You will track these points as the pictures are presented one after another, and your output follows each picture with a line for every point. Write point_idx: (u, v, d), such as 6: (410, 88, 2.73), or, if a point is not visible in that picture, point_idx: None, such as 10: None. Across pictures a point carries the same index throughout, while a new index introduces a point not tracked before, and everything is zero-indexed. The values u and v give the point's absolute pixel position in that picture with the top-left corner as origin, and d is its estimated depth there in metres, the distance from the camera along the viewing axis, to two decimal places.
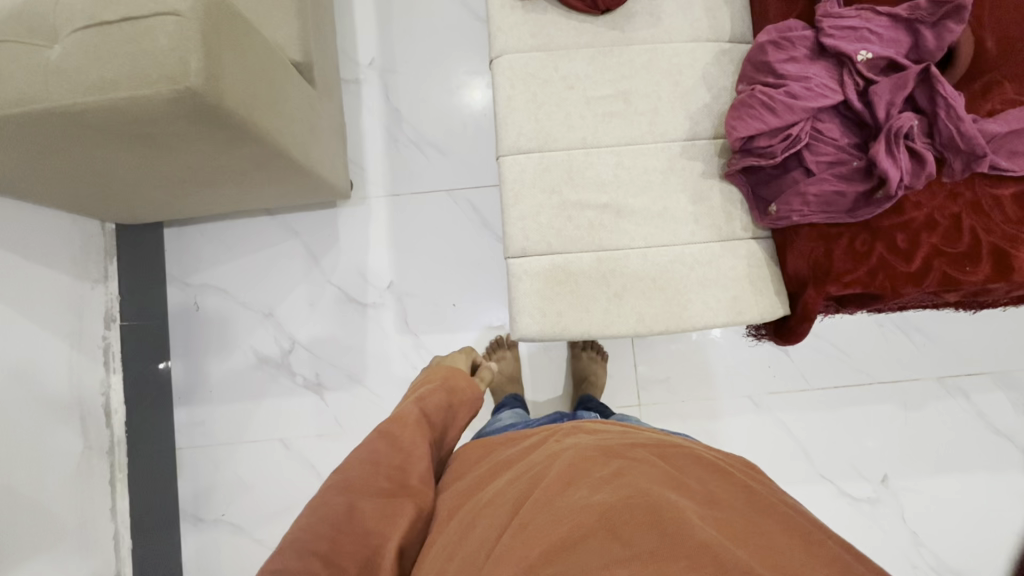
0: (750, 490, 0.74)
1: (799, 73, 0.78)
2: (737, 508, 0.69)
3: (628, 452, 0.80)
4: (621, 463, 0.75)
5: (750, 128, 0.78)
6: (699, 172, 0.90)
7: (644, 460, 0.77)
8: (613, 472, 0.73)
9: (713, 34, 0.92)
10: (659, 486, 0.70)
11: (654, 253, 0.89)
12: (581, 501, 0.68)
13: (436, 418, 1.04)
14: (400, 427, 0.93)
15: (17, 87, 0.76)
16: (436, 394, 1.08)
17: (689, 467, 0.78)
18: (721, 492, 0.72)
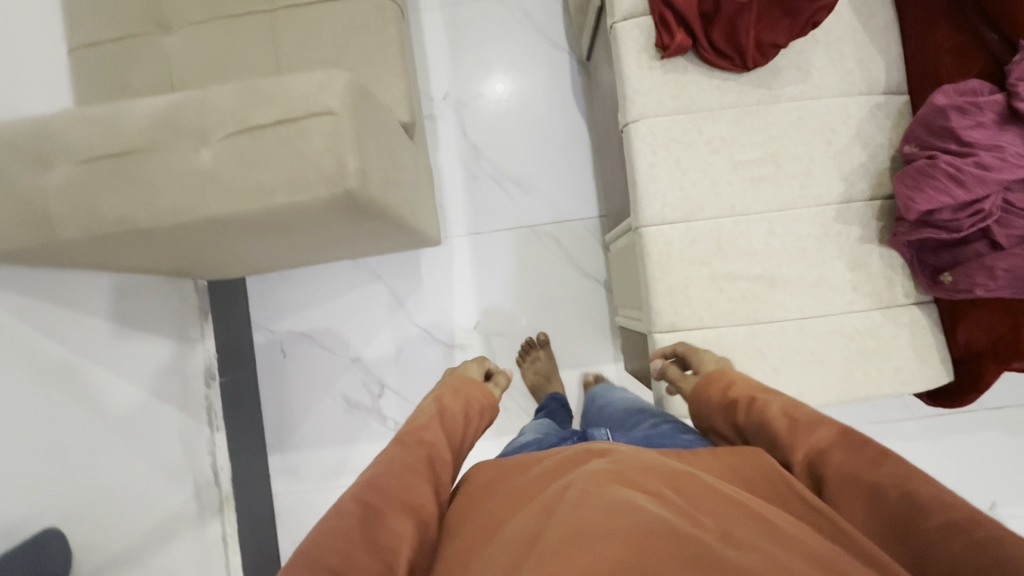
0: (781, 514, 0.54)
1: (988, 141, 0.73)
2: (755, 536, 0.49)
3: (632, 475, 0.58)
4: (629, 485, 0.56)
5: (934, 202, 0.74)
6: (856, 236, 0.86)
7: (652, 482, 0.57)
8: (623, 491, 0.54)
9: (867, 87, 0.86)
10: (671, 511, 0.51)
11: (812, 324, 0.85)
12: (589, 528, 0.50)
13: (455, 431, 0.84)
14: (419, 443, 0.74)
15: (172, 200, 0.71)
16: (454, 406, 0.89)
17: (698, 495, 0.56)
18: (735, 521, 0.51)
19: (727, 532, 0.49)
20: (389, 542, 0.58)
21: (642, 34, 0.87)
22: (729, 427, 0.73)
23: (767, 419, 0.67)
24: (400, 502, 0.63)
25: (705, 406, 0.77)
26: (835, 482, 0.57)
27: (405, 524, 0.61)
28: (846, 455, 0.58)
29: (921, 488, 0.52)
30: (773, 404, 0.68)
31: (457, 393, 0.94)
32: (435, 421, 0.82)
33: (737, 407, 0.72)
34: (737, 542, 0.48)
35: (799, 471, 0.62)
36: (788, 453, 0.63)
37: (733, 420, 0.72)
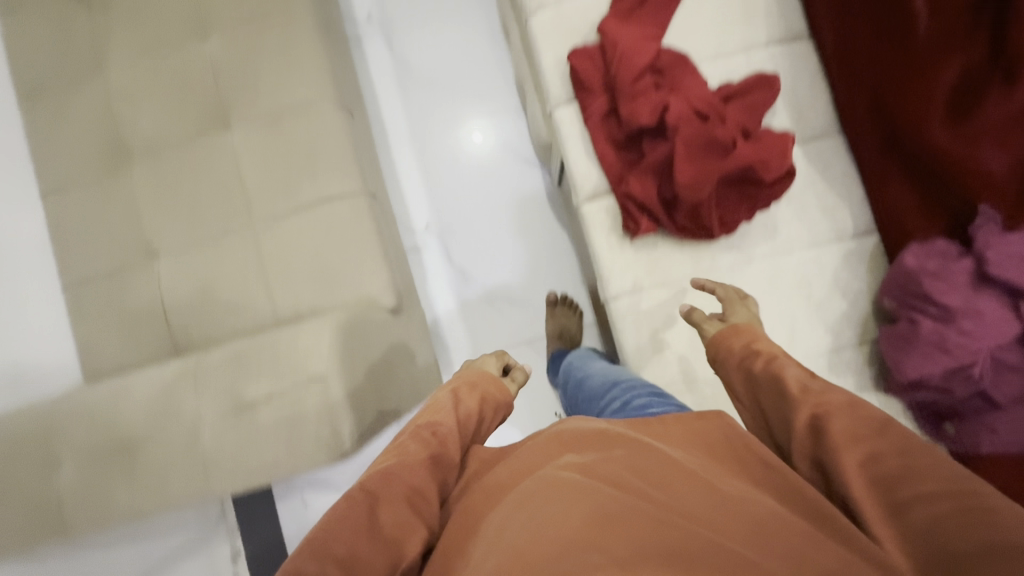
0: (736, 483, 0.49)
1: (967, 308, 0.72)
2: (705, 513, 0.45)
3: (600, 466, 0.51)
4: (586, 467, 0.51)
5: (921, 372, 0.74)
6: (852, 387, 0.85)
7: (613, 459, 0.52)
8: (587, 479, 0.49)
9: (836, 235, 0.87)
10: (634, 496, 0.46)
11: None
12: (543, 521, 0.45)
13: (467, 427, 0.69)
14: (427, 440, 0.63)
15: (179, 486, 0.74)
16: (472, 405, 0.72)
17: (650, 469, 0.50)
18: (699, 503, 0.46)
19: (680, 509, 0.45)
20: (391, 530, 0.52)
21: (609, 216, 0.88)
22: (742, 382, 0.64)
23: (783, 377, 0.58)
24: (403, 492, 0.55)
25: (720, 355, 0.67)
26: (836, 442, 0.48)
27: (397, 510, 0.54)
28: (852, 419, 0.49)
29: (922, 460, 0.44)
30: (788, 368, 0.59)
31: (474, 391, 0.75)
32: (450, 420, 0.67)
33: (753, 361, 0.63)
34: (689, 518, 0.44)
35: (799, 435, 0.52)
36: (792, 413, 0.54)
37: (751, 378, 0.62)
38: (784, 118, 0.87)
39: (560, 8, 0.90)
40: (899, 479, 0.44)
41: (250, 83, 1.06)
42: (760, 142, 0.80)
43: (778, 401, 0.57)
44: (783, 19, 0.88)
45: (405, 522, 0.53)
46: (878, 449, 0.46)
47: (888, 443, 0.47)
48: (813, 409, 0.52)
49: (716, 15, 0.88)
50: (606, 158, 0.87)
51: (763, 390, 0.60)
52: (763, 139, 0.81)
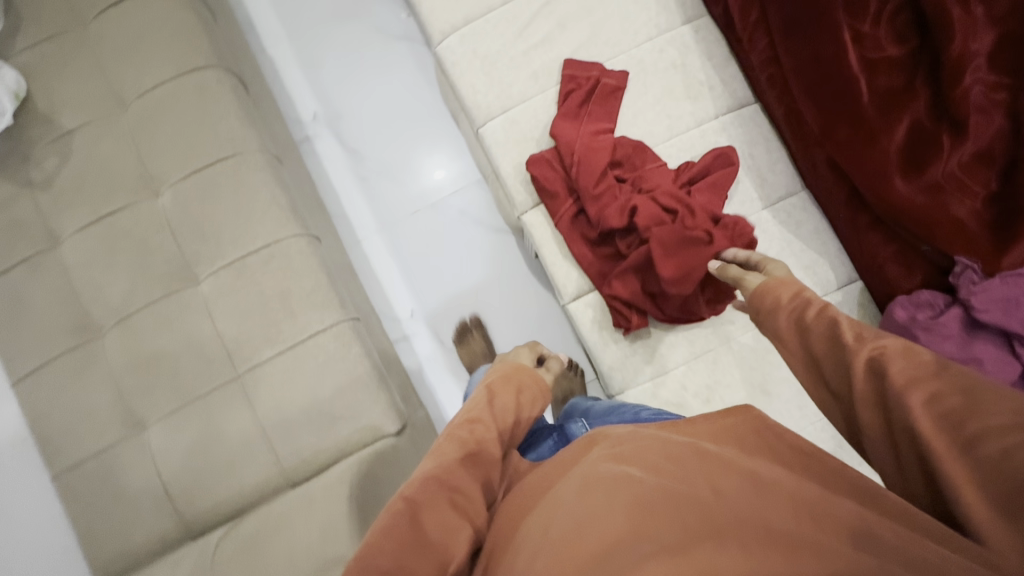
0: (775, 467, 0.44)
1: (965, 355, 0.72)
2: (744, 494, 0.41)
3: (630, 456, 0.50)
4: (623, 458, 0.49)
5: None
6: None
7: (654, 453, 0.49)
8: (616, 467, 0.48)
9: (822, 289, 0.86)
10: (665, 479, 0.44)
11: None
12: (581, 515, 0.43)
13: (506, 420, 0.69)
14: (468, 446, 0.62)
15: None
16: (508, 396, 0.73)
17: (677, 455, 0.48)
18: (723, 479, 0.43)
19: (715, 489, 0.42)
20: (437, 538, 0.52)
21: (596, 312, 0.88)
22: (790, 333, 0.57)
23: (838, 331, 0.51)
24: (445, 495, 0.56)
25: (766, 308, 0.61)
26: (899, 385, 0.43)
27: (440, 513, 0.54)
28: (911, 362, 0.44)
29: (997, 402, 0.38)
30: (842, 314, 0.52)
31: (511, 386, 0.75)
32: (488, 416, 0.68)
33: (805, 311, 0.56)
34: (730, 499, 0.40)
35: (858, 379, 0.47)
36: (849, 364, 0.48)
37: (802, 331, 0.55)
38: (747, 185, 0.89)
39: (508, 115, 0.91)
40: (965, 424, 0.38)
41: (208, 229, 1.03)
42: (731, 227, 0.80)
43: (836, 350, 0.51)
44: (726, 89, 0.90)
45: (449, 529, 0.53)
46: (949, 394, 0.40)
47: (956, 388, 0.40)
48: (875, 357, 0.46)
49: (661, 97, 0.90)
50: (585, 260, 0.87)
51: (815, 338, 0.53)
52: (733, 222, 0.80)
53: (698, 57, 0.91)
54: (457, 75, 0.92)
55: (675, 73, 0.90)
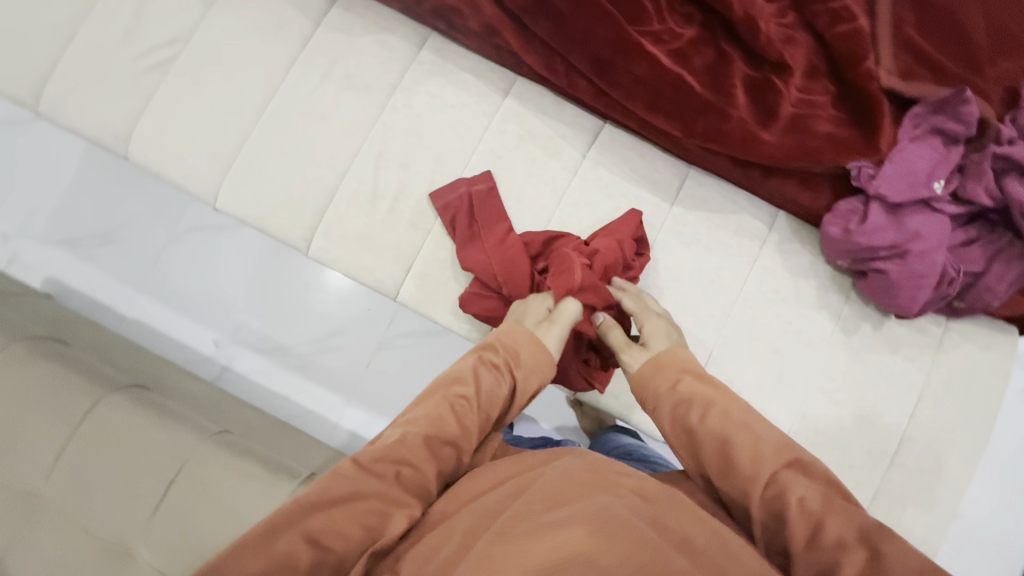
0: (725, 530, 0.53)
1: (904, 235, 0.79)
2: (706, 554, 0.49)
3: (610, 479, 0.56)
4: (599, 482, 0.56)
5: (917, 298, 0.80)
6: (871, 330, 0.91)
7: (633, 485, 0.56)
8: (599, 491, 0.54)
9: (758, 240, 0.91)
10: (639, 513, 0.51)
11: (920, 413, 0.90)
12: (554, 522, 0.49)
13: (483, 414, 0.68)
14: (445, 420, 0.65)
15: None
16: (493, 383, 0.70)
17: (653, 494, 0.55)
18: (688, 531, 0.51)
19: (681, 539, 0.50)
20: (367, 510, 0.58)
21: None
22: (681, 436, 0.65)
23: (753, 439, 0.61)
24: (393, 471, 0.61)
25: (651, 398, 0.69)
26: (806, 521, 0.54)
27: (376, 482, 0.59)
28: (819, 500, 0.55)
29: (905, 570, 0.49)
30: (761, 429, 0.62)
31: (500, 359, 0.72)
32: (475, 392, 0.68)
33: (688, 411, 0.65)
34: (690, 551, 0.49)
35: (762, 514, 0.57)
36: (754, 484, 0.58)
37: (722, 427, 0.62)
38: (647, 196, 0.92)
39: (415, 272, 0.89)
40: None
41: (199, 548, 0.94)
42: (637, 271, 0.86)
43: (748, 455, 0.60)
44: (576, 129, 0.92)
45: (386, 506, 0.59)
46: (867, 551, 0.51)
47: (869, 545, 0.52)
48: (801, 497, 0.56)
49: (530, 171, 0.91)
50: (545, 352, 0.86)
51: (706, 443, 0.63)
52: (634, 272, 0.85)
53: (536, 118, 0.92)
54: (345, 267, 0.90)
55: (528, 143, 0.91)
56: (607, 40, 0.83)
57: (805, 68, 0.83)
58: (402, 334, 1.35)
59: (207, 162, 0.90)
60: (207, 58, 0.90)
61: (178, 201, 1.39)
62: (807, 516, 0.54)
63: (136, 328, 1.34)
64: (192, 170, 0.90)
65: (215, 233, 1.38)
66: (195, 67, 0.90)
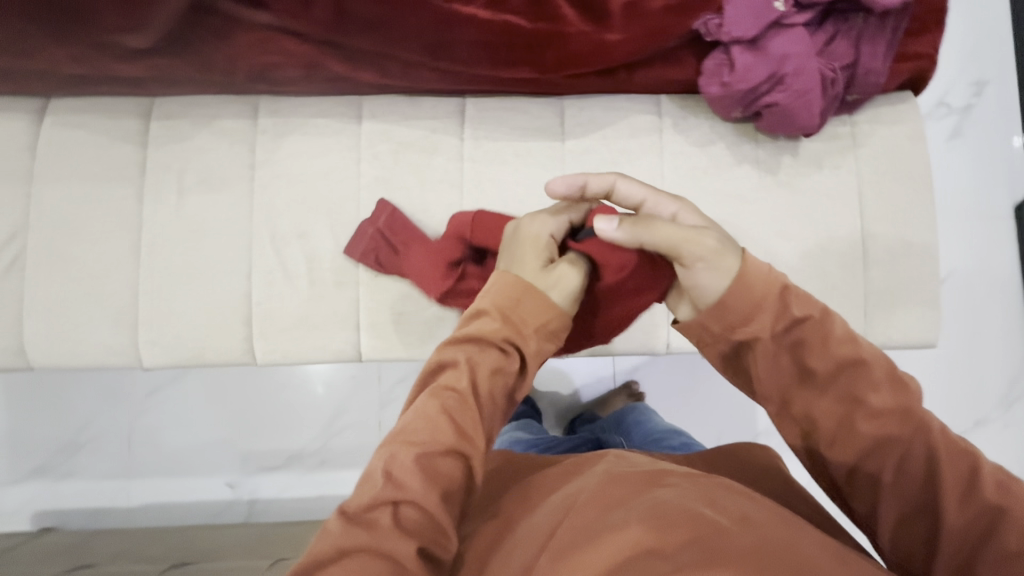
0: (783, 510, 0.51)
1: (777, 61, 0.80)
2: (769, 528, 0.47)
3: (652, 477, 0.55)
4: (641, 480, 0.54)
5: (815, 110, 0.82)
6: (790, 158, 0.93)
7: (677, 478, 0.55)
8: (642, 488, 0.52)
9: (656, 132, 0.92)
10: (687, 500, 0.49)
11: (869, 208, 0.93)
12: (616, 524, 0.47)
13: (483, 407, 0.51)
14: (457, 432, 0.49)
15: None
16: (488, 371, 0.52)
17: (697, 481, 0.54)
18: (745, 509, 0.49)
19: (741, 515, 0.48)
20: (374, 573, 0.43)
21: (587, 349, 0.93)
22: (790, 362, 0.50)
23: (867, 402, 0.48)
24: (396, 507, 0.45)
25: (733, 328, 0.50)
26: (934, 466, 0.46)
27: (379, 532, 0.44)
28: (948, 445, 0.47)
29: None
30: (877, 362, 0.49)
31: (502, 327, 0.53)
32: (471, 383, 0.51)
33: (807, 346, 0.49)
34: (750, 525, 0.46)
35: (878, 449, 0.47)
36: (884, 415, 0.47)
37: (847, 391, 0.48)
38: (538, 144, 0.91)
39: (366, 325, 0.87)
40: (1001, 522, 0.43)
41: None
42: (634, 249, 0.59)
43: (869, 414, 0.48)
44: (443, 117, 0.90)
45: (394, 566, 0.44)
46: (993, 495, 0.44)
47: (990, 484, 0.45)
48: (927, 430, 0.47)
49: (421, 177, 0.89)
50: None
51: (826, 371, 0.49)
52: None
53: (402, 125, 0.90)
54: (300, 355, 0.87)
55: (406, 153, 0.89)
56: (425, 22, 0.81)
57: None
58: (394, 381, 1.33)
59: (115, 328, 0.84)
60: (59, 231, 0.85)
61: (117, 374, 1.31)
62: (940, 466, 0.46)
63: (149, 511, 1.29)
64: (104, 344, 0.84)
65: (169, 385, 1.31)
66: (50, 246, 0.84)
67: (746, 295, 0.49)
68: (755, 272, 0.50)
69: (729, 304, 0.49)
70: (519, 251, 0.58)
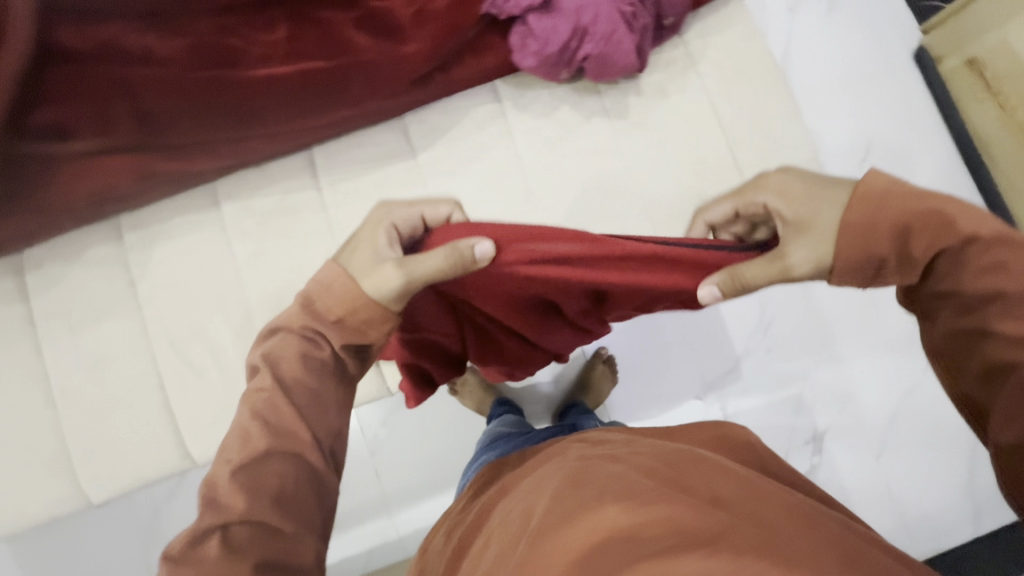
0: (763, 484, 0.49)
1: (570, 12, 0.81)
2: (738, 502, 0.44)
3: (627, 460, 0.54)
4: (615, 464, 0.53)
5: (628, 44, 0.82)
6: (636, 97, 0.94)
7: (649, 458, 0.54)
8: (616, 470, 0.51)
9: (500, 117, 0.93)
10: (655, 480, 0.48)
11: (728, 117, 0.93)
12: (591, 502, 0.46)
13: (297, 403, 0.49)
14: (286, 432, 0.48)
15: None
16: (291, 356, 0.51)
17: (673, 461, 0.52)
18: (716, 485, 0.47)
19: (712, 495, 0.45)
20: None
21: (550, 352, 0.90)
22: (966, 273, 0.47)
23: (992, 333, 0.45)
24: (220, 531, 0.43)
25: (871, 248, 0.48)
26: None
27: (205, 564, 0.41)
28: None
29: None
30: None
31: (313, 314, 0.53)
32: (274, 378, 0.49)
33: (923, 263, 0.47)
34: (721, 503, 0.44)
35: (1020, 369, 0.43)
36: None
37: (977, 317, 0.46)
38: (393, 168, 0.92)
39: None
40: None
41: None
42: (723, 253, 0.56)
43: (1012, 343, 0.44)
44: (295, 175, 0.91)
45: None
46: None
47: None
48: None
49: (294, 238, 0.90)
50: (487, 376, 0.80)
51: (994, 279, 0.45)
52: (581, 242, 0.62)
53: (258, 196, 0.91)
54: None
55: (272, 220, 0.91)
56: (234, 96, 0.84)
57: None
58: None
59: (52, 479, 0.86)
60: None
61: None
62: None
63: None
64: (48, 497, 0.86)
65: None
66: None
67: (869, 232, 0.48)
68: (878, 215, 0.48)
69: (847, 265, 0.49)
70: (357, 236, 0.59)
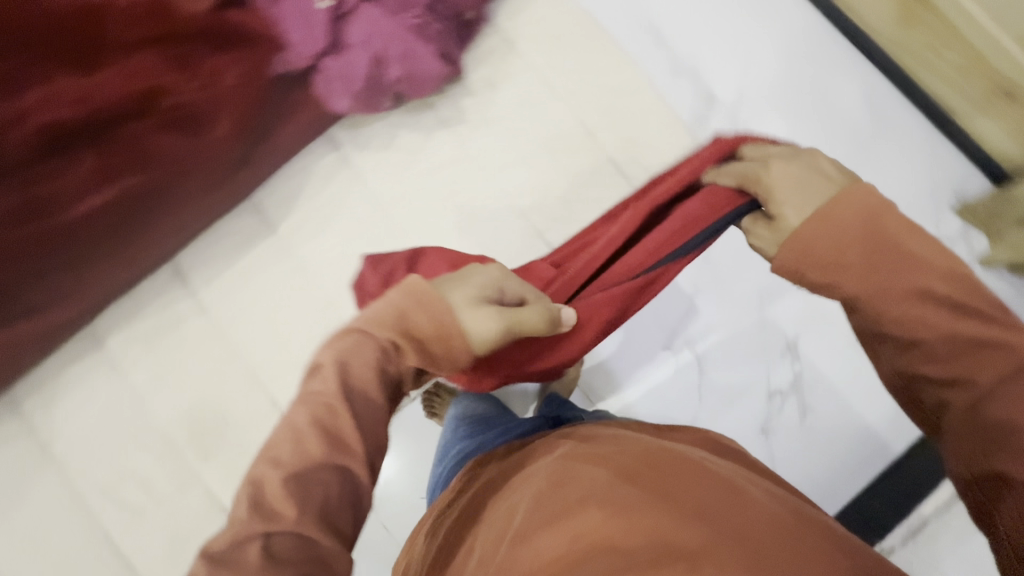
0: (751, 488, 0.44)
1: (360, 44, 0.83)
2: (724, 511, 0.40)
3: (602, 454, 0.48)
4: (589, 457, 0.47)
5: (427, 54, 0.85)
6: (468, 97, 0.94)
7: (629, 447, 0.48)
8: (593, 467, 0.45)
9: (345, 161, 0.93)
10: (638, 483, 0.42)
11: (560, 87, 0.95)
12: (571, 509, 0.41)
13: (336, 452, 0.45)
14: None
15: None
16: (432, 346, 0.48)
17: (653, 454, 0.46)
18: (698, 490, 0.42)
19: (695, 503, 0.40)
20: None
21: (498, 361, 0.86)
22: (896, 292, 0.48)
23: (975, 381, 0.45)
24: None
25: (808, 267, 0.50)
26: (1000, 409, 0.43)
27: None
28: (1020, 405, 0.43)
29: None
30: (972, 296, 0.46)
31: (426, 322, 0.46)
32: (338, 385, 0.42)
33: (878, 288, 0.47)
34: (704, 512, 0.40)
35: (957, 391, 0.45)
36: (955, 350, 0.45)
37: (908, 351, 0.48)
38: (261, 247, 0.92)
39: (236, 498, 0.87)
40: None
41: None
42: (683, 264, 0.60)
43: (941, 366, 0.46)
44: (169, 287, 0.91)
45: None
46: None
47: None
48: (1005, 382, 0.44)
49: (190, 347, 0.90)
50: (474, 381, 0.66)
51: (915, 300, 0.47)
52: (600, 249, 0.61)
53: (141, 322, 0.90)
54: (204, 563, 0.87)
55: (161, 338, 0.90)
56: (62, 243, 0.76)
57: (164, 62, 0.75)
58: None
59: None
60: None
61: None
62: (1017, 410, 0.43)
63: None
64: None
65: None
66: None
67: (831, 247, 0.48)
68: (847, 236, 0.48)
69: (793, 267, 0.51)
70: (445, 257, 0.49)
